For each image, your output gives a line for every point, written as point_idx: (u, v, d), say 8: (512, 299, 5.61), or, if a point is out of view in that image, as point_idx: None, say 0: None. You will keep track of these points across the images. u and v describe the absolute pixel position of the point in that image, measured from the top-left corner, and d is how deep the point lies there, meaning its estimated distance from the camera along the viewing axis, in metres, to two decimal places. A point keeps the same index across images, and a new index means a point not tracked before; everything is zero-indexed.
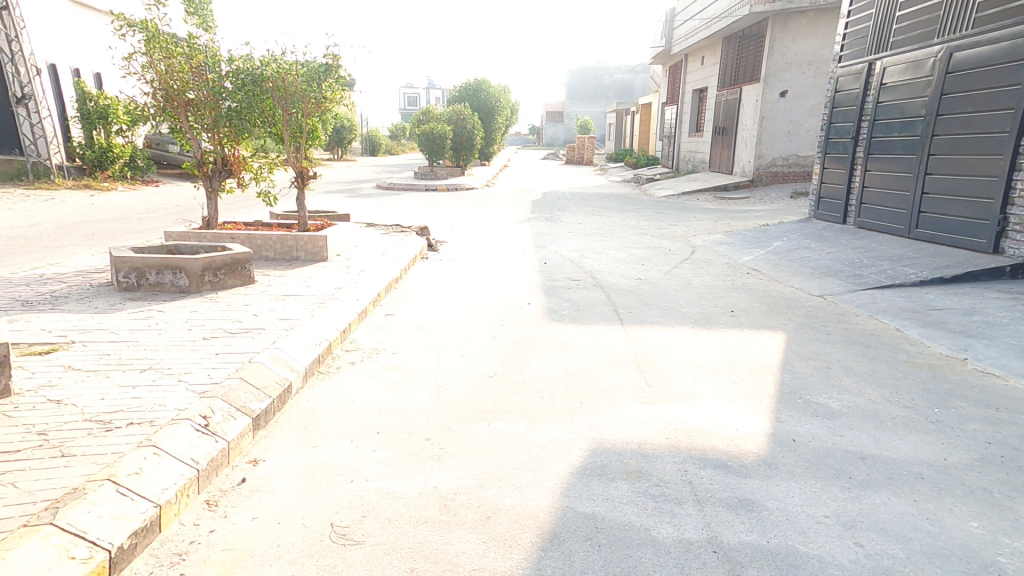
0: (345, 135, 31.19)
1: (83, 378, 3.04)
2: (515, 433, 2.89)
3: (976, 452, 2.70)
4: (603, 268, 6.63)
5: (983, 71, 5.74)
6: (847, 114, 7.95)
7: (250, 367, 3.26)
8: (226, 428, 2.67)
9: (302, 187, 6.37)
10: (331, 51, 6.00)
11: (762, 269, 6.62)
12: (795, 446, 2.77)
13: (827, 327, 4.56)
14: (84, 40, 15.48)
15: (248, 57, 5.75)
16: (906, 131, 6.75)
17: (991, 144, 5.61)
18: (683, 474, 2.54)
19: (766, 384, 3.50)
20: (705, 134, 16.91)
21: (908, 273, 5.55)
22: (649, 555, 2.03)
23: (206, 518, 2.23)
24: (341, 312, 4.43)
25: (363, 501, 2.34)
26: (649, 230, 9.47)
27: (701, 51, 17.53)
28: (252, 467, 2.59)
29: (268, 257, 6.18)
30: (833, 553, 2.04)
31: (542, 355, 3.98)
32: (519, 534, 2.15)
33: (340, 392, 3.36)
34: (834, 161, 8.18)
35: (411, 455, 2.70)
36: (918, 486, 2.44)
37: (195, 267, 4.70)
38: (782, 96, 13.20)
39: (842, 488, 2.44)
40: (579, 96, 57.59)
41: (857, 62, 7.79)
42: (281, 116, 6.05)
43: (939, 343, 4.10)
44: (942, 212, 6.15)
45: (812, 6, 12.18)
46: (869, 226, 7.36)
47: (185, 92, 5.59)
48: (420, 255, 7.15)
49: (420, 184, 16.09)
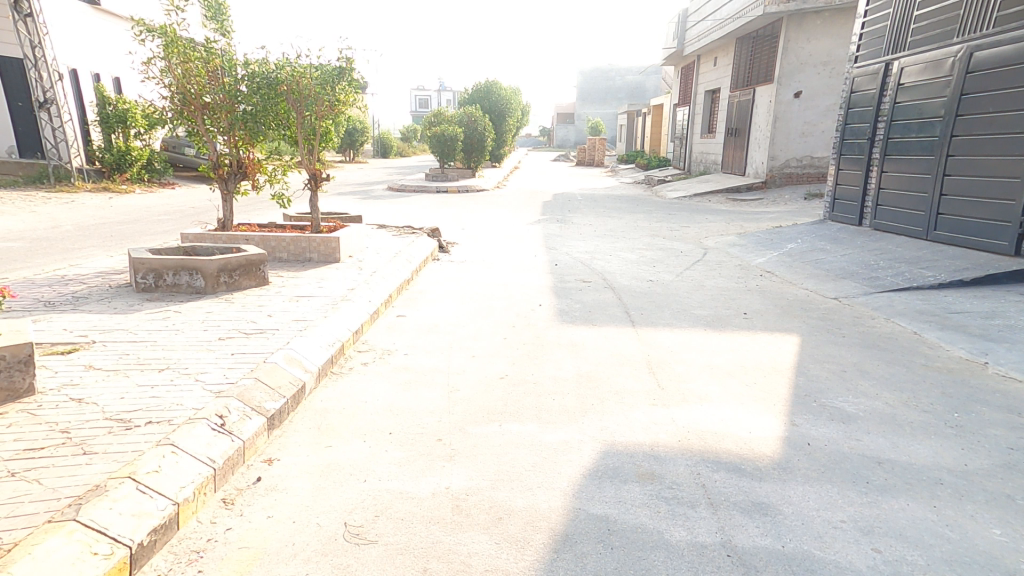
0: (357, 137, 31.28)
1: (104, 377, 3.10)
2: (527, 435, 2.89)
3: (998, 458, 2.66)
4: (615, 270, 6.62)
5: (1004, 70, 5.66)
6: (863, 114, 7.85)
7: (265, 367, 3.29)
8: (241, 427, 2.70)
9: (316, 189, 6.41)
10: (344, 55, 6.05)
11: (776, 271, 6.58)
12: (810, 449, 2.75)
13: (842, 329, 4.51)
14: (104, 45, 15.73)
15: (263, 60, 5.82)
16: (924, 132, 6.66)
17: (1012, 145, 5.51)
18: (697, 476, 2.53)
19: (780, 387, 3.47)
20: (717, 135, 16.82)
21: (926, 275, 5.47)
22: (662, 558, 2.02)
23: (223, 516, 2.25)
24: (354, 312, 4.48)
25: (376, 501, 2.35)
26: (662, 232, 9.42)
27: (713, 51, 17.42)
28: (267, 466, 2.62)
29: (281, 258, 6.24)
30: (850, 559, 2.02)
31: (553, 356, 3.98)
32: (531, 535, 2.15)
33: (353, 393, 3.38)
34: (849, 162, 8.09)
35: (423, 455, 2.71)
36: (937, 492, 2.40)
37: (210, 268, 4.76)
38: (796, 97, 13.08)
39: (858, 493, 2.41)
40: (590, 98, 57.58)
41: (873, 62, 7.71)
42: (295, 119, 6.10)
43: (959, 346, 4.04)
44: (962, 214, 6.05)
45: (828, 5, 12.05)
46: (885, 227, 7.28)
47: (202, 96, 5.67)
48: (432, 257, 7.21)
49: (432, 185, 16.14)
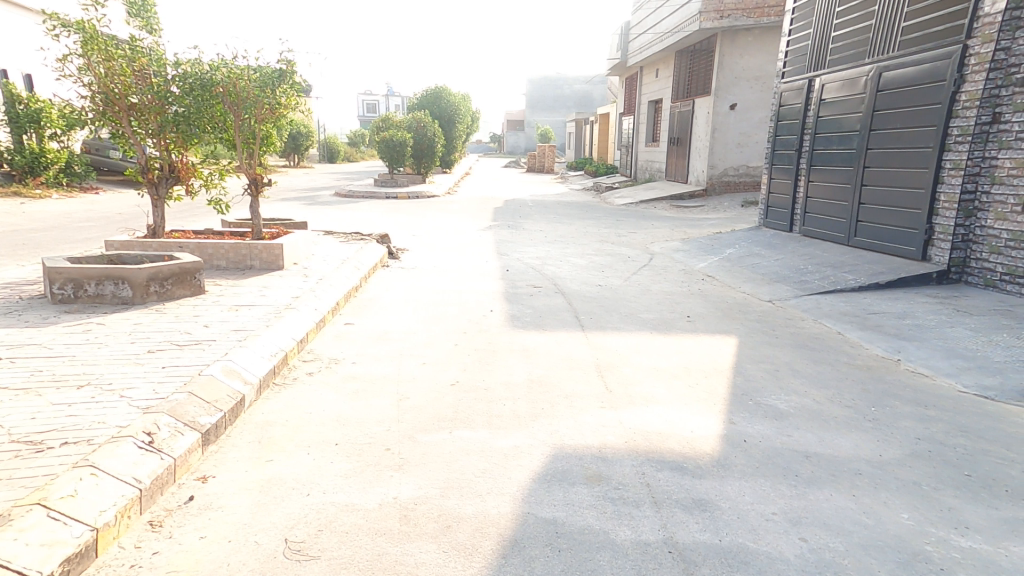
0: (302, 141, 30.44)
1: (11, 397, 2.86)
2: (477, 441, 2.89)
3: (909, 448, 2.87)
4: (565, 276, 6.72)
5: (908, 89, 6.14)
6: (791, 127, 8.34)
7: (201, 380, 3.15)
8: (172, 444, 2.58)
9: (256, 196, 6.11)
10: (285, 57, 5.86)
11: (717, 275, 6.87)
12: (746, 446, 2.88)
13: (776, 331, 4.75)
14: (13, 39, 14.62)
15: (196, 60, 5.57)
16: (844, 144, 7.12)
17: (917, 158, 5.96)
18: (641, 476, 2.60)
19: (720, 387, 3.62)
20: (660, 144, 17.40)
21: (849, 278, 5.85)
22: (608, 558, 2.07)
23: (149, 540, 2.13)
24: (299, 321, 4.35)
25: (320, 515, 2.29)
26: (610, 238, 9.65)
27: (655, 63, 18.02)
28: (201, 484, 2.50)
29: (219, 266, 5.99)
30: (780, 549, 2.13)
31: (505, 361, 4.00)
32: (480, 542, 2.15)
33: (298, 404, 3.28)
34: (781, 171, 8.55)
35: (371, 465, 2.66)
36: (857, 482, 2.57)
37: (139, 277, 4.51)
38: (731, 109, 13.70)
39: (789, 486, 2.54)
40: (539, 105, 58.41)
41: (798, 78, 8.22)
42: (233, 122, 5.86)
43: (876, 345, 4.34)
44: (878, 221, 6.49)
45: (757, 23, 12.80)
46: (814, 234, 7.71)
47: (128, 96, 5.37)
48: (381, 264, 7.11)
49: (380, 191, 15.89)
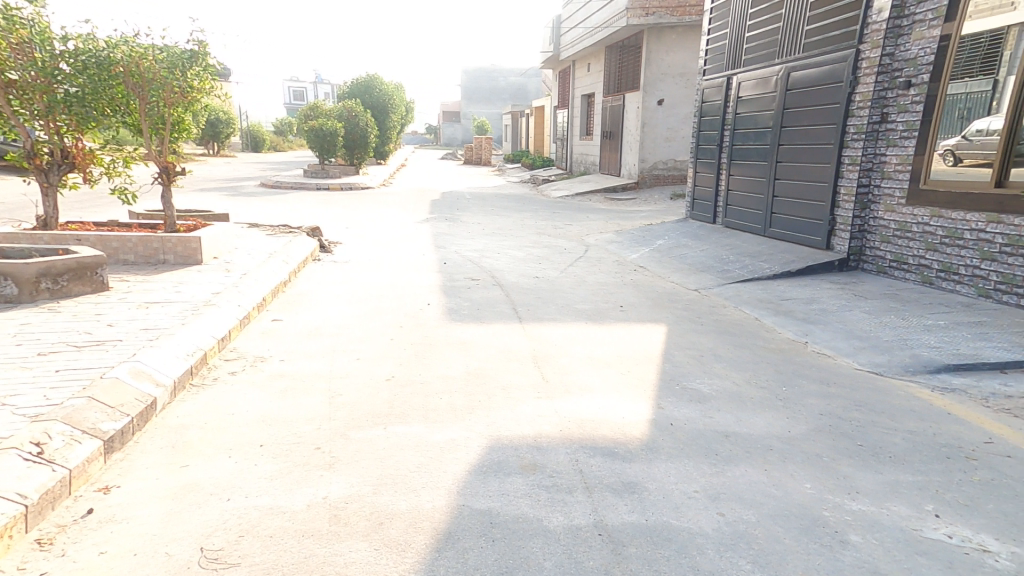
0: (222, 128, 28.73)
1: None
2: (412, 436, 2.83)
3: (816, 423, 3.08)
4: (502, 268, 6.72)
5: (813, 89, 6.56)
6: (713, 123, 8.72)
7: (103, 384, 2.90)
8: (67, 454, 2.36)
9: (168, 185, 5.71)
10: (196, 37, 5.47)
11: (648, 266, 7.09)
12: (672, 429, 2.99)
13: (702, 318, 4.97)
14: None
15: (89, 36, 5.10)
16: (760, 140, 7.53)
17: (822, 153, 6.39)
18: (575, 463, 2.64)
19: (650, 374, 3.74)
20: (594, 138, 17.76)
21: (766, 267, 6.21)
22: (540, 545, 2.08)
23: (37, 560, 1.94)
24: (219, 318, 4.09)
25: (241, 520, 2.17)
26: (547, 230, 9.75)
27: (586, 57, 18.31)
28: (103, 495, 2.30)
29: (126, 261, 5.54)
30: (701, 524, 2.22)
31: (443, 355, 3.95)
32: (413, 537, 2.11)
33: (219, 405, 3.09)
34: (705, 165, 8.93)
35: (300, 465, 2.55)
36: (769, 457, 2.73)
37: (26, 273, 4.09)
38: (659, 104, 14.16)
39: (709, 464, 2.66)
40: (476, 97, 58.06)
41: (717, 76, 8.59)
42: (138, 106, 5.42)
43: (788, 329, 4.63)
44: (791, 213, 6.92)
45: (680, 21, 13.28)
46: (735, 225, 8.12)
47: (6, 72, 4.84)
48: (311, 257, 6.84)
49: (310, 182, 15.26)
